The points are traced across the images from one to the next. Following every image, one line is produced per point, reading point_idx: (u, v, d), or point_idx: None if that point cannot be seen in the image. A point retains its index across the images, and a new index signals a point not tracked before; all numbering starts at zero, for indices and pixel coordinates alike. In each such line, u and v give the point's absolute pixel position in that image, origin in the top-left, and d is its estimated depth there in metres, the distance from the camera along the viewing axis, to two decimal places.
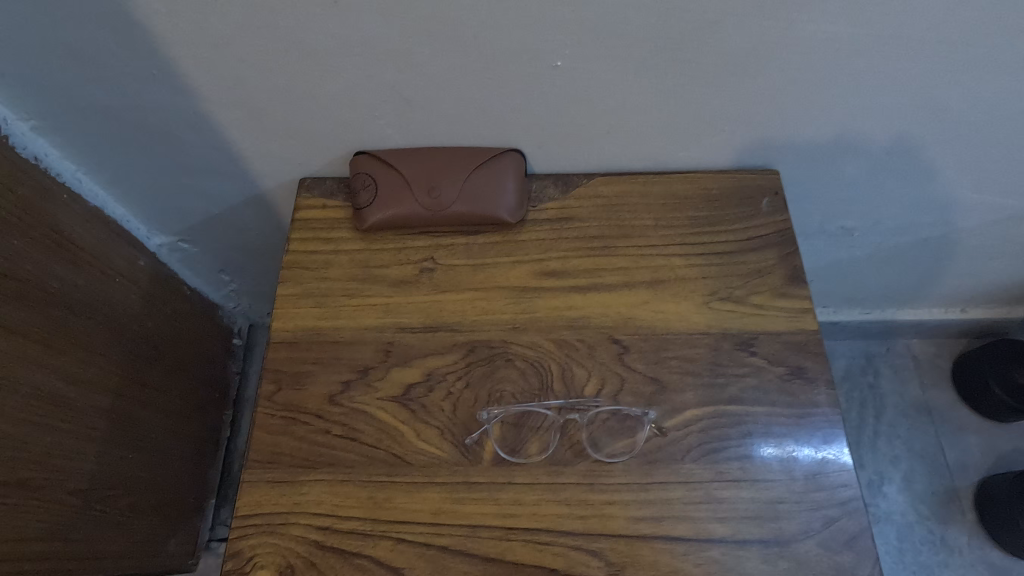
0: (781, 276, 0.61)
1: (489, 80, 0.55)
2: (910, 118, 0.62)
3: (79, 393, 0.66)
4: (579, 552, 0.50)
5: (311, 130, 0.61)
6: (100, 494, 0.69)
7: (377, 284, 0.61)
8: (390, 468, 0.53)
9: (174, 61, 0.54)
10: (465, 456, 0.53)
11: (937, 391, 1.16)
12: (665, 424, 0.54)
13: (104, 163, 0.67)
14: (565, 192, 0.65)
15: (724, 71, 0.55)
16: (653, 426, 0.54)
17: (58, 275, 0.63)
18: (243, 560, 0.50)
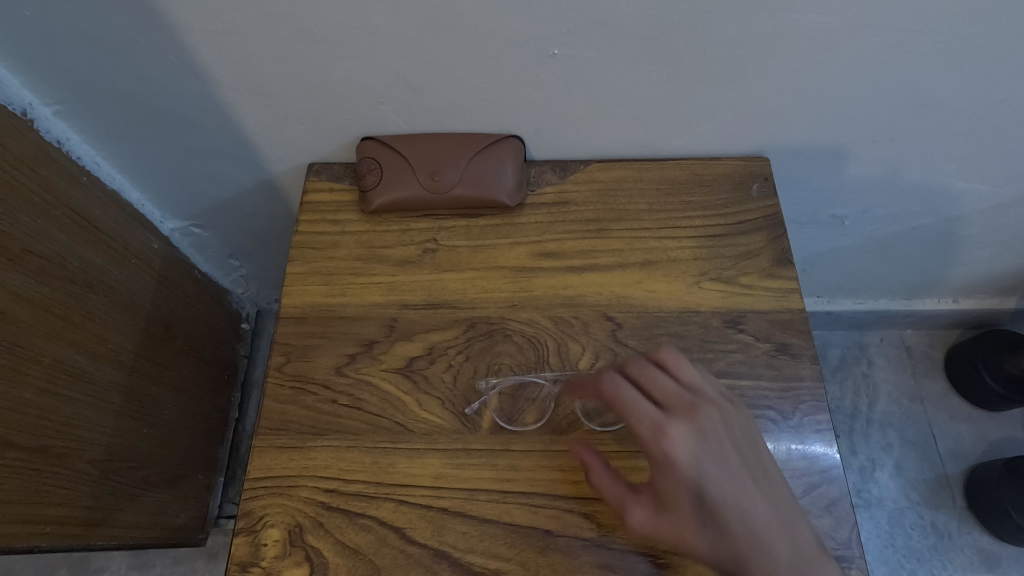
0: (769, 257, 0.63)
1: (489, 68, 0.58)
2: (897, 106, 0.64)
3: (98, 368, 0.69)
4: (573, 515, 0.52)
5: (320, 116, 0.64)
6: (116, 465, 0.72)
7: (382, 263, 0.64)
8: (393, 436, 0.55)
9: (191, 48, 0.57)
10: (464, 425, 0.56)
11: (929, 380, 1.18)
12: None
13: (122, 147, 0.70)
14: (563, 178, 0.68)
15: (716, 60, 0.58)
16: None
17: (78, 254, 0.66)
18: (254, 519, 0.52)
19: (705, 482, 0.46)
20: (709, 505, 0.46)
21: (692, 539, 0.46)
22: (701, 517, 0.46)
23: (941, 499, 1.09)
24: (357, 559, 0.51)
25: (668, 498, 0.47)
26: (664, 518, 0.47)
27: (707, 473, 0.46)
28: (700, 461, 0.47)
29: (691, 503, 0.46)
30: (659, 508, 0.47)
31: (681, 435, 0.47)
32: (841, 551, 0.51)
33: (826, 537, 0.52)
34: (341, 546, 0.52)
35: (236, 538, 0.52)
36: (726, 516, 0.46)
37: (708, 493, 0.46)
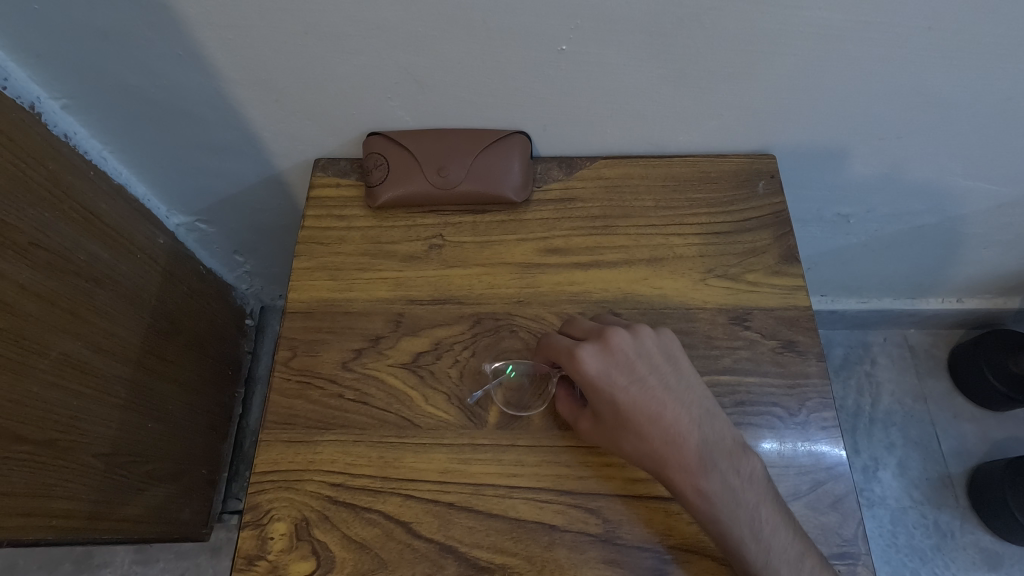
0: (775, 255, 0.63)
1: (496, 64, 0.58)
2: (903, 104, 0.64)
3: (104, 362, 0.69)
4: (578, 511, 0.52)
5: (326, 111, 0.64)
6: (122, 459, 0.72)
7: (389, 258, 0.64)
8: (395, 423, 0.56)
9: (199, 43, 0.57)
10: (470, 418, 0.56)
11: (932, 380, 1.18)
12: None
13: (129, 142, 0.70)
14: (568, 174, 0.68)
15: (723, 55, 0.57)
16: None
17: (84, 247, 0.66)
18: (261, 513, 0.53)
19: (619, 393, 0.50)
20: (626, 415, 0.50)
21: (619, 444, 0.51)
22: (615, 423, 0.51)
23: (944, 498, 1.09)
24: (363, 552, 0.51)
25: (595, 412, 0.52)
26: (598, 429, 0.52)
27: (617, 382, 0.51)
28: (613, 378, 0.51)
29: (613, 415, 0.51)
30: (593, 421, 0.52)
31: (593, 355, 0.51)
32: (846, 548, 0.52)
33: (831, 533, 0.52)
34: (347, 540, 0.52)
35: (243, 531, 0.52)
36: (640, 423, 0.50)
37: (622, 402, 0.50)
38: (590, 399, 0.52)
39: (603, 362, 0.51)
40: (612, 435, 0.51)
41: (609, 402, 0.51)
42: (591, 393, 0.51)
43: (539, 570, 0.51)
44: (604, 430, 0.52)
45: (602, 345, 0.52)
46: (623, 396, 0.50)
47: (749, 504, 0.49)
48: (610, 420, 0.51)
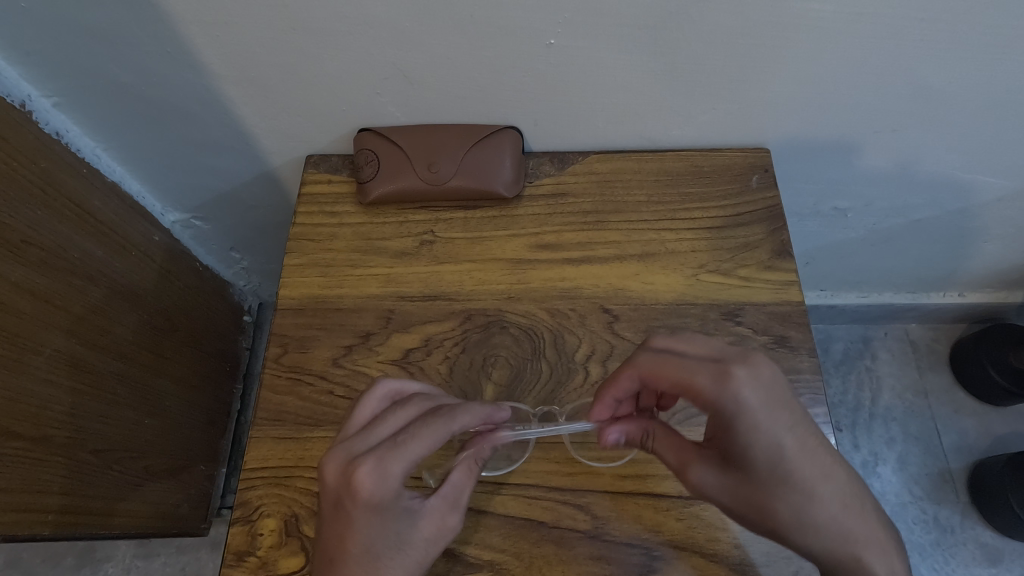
0: (768, 250, 0.63)
1: (485, 58, 0.57)
2: (900, 95, 0.63)
3: (99, 358, 0.70)
4: (567, 507, 0.52)
5: (317, 107, 0.64)
6: (119, 455, 0.73)
7: (380, 254, 0.64)
8: (459, 406, 0.49)
9: (188, 40, 0.57)
10: (496, 409, 0.52)
11: (933, 375, 1.17)
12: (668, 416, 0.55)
13: (121, 139, 0.70)
14: (561, 169, 0.67)
15: (716, 49, 0.57)
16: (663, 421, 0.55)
17: (78, 245, 0.67)
18: (250, 509, 0.53)
19: (774, 436, 0.45)
20: (779, 451, 0.45)
21: (766, 489, 0.46)
22: (771, 458, 0.45)
23: (944, 494, 1.08)
24: None
25: (730, 456, 0.46)
26: (729, 476, 0.47)
27: (773, 418, 0.45)
28: (768, 409, 0.45)
29: (766, 459, 0.45)
30: (720, 466, 0.48)
31: (746, 379, 0.45)
32: None
33: None
34: None
35: (233, 528, 0.52)
36: (803, 464, 0.45)
37: (781, 439, 0.45)
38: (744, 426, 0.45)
39: (764, 384, 0.45)
40: (758, 478, 0.46)
41: (764, 437, 0.45)
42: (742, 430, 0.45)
43: (527, 566, 0.51)
44: (738, 478, 0.47)
45: (746, 372, 0.45)
46: (781, 434, 0.45)
47: (861, 528, 0.47)
48: (763, 457, 0.45)
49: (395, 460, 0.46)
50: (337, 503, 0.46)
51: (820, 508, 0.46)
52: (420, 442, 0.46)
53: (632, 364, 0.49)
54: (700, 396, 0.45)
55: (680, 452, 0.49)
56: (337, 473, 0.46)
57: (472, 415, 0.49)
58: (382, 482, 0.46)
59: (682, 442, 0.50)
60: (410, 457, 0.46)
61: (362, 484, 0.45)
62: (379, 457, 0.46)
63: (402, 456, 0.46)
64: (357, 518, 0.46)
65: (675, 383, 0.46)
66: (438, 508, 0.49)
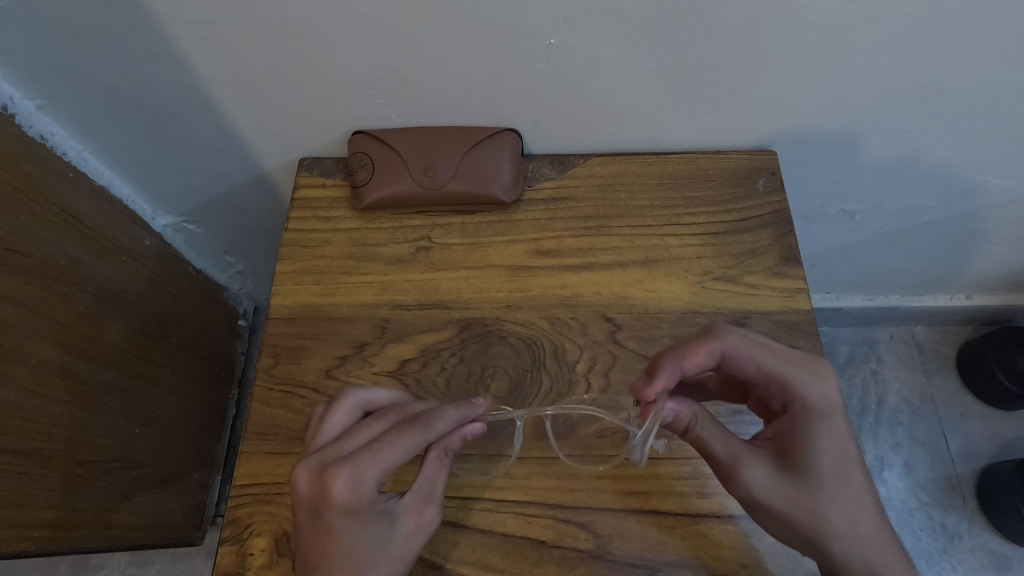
0: (775, 256, 0.61)
1: (483, 59, 0.55)
2: (912, 95, 0.60)
3: (88, 367, 0.68)
4: (568, 526, 0.51)
5: (310, 110, 0.62)
6: (108, 465, 0.71)
7: (375, 261, 0.62)
8: (432, 411, 0.49)
9: (175, 41, 0.55)
10: (471, 407, 0.51)
11: (940, 378, 1.15)
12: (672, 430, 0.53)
13: (108, 142, 0.68)
14: (561, 172, 0.65)
15: (722, 48, 0.55)
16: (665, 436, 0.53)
17: (64, 251, 0.65)
18: (240, 528, 0.51)
19: (839, 441, 0.47)
20: (841, 454, 0.47)
21: (823, 489, 0.46)
22: (834, 461, 0.47)
23: (951, 500, 1.06)
24: None
25: (793, 450, 0.47)
26: (787, 473, 0.47)
27: (840, 422, 0.47)
28: (839, 412, 0.47)
29: (830, 456, 0.47)
30: (775, 463, 0.47)
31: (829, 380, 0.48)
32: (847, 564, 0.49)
33: None
34: None
35: (222, 547, 0.51)
36: (856, 472, 0.47)
37: (843, 444, 0.47)
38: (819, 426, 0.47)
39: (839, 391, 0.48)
40: (818, 482, 0.46)
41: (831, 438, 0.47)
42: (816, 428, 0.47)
43: None
44: (796, 475, 0.47)
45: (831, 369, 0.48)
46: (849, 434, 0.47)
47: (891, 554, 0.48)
48: (825, 459, 0.47)
49: (370, 467, 0.45)
50: (314, 512, 0.45)
51: (867, 515, 0.47)
52: (395, 448, 0.46)
53: (717, 338, 0.48)
54: (793, 390, 0.47)
55: (732, 445, 0.47)
56: (312, 481, 0.45)
57: (444, 419, 0.48)
58: (356, 489, 0.45)
59: (732, 436, 0.48)
60: (383, 463, 0.46)
61: (337, 493, 0.44)
62: (352, 465, 0.45)
63: (376, 462, 0.45)
64: (336, 525, 0.46)
65: (760, 366, 0.47)
66: (414, 504, 0.49)
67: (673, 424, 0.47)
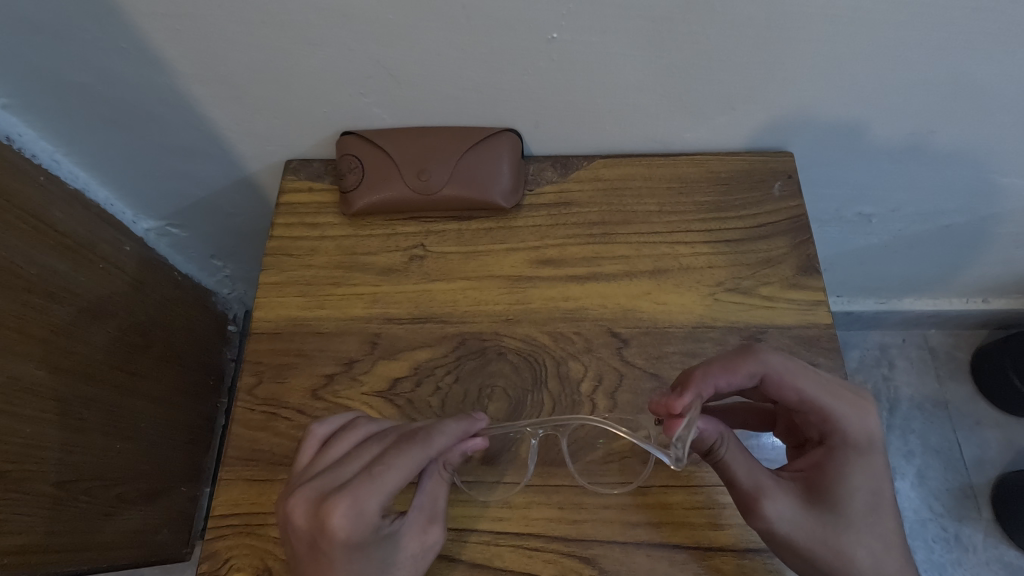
0: (792, 266, 0.57)
1: (479, 54, 0.51)
2: (942, 94, 0.56)
3: (63, 383, 0.64)
4: (572, 560, 0.48)
5: (295, 109, 0.58)
6: (87, 484, 0.67)
7: (365, 271, 0.58)
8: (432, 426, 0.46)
9: (145, 35, 0.51)
10: (471, 421, 0.48)
11: (954, 384, 1.11)
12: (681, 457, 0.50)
13: (82, 143, 0.64)
14: (564, 175, 0.61)
15: (737, 42, 0.50)
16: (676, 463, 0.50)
17: (36, 260, 0.61)
18: (220, 562, 0.48)
19: (873, 479, 0.45)
20: (875, 493, 0.45)
21: (851, 526, 0.44)
22: (866, 499, 0.45)
23: (965, 511, 1.03)
24: None
25: (825, 483, 0.45)
26: (814, 509, 0.45)
27: (878, 461, 0.46)
28: (877, 450, 0.46)
29: (861, 495, 0.45)
30: (802, 498, 0.45)
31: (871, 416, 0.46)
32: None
33: None
34: None
35: None
36: (887, 513, 0.45)
37: (877, 483, 0.45)
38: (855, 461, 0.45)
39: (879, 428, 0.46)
40: (848, 519, 0.44)
41: (867, 476, 0.45)
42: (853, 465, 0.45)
43: None
44: (825, 510, 0.44)
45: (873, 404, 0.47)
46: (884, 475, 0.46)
47: None
48: (857, 496, 0.45)
49: (372, 494, 0.42)
50: (311, 544, 0.42)
51: (894, 558, 0.45)
52: (398, 471, 0.43)
53: (758, 358, 0.45)
54: (834, 421, 0.45)
55: (758, 475, 0.45)
56: (308, 513, 0.42)
57: (447, 434, 0.46)
58: (358, 519, 0.41)
59: (756, 463, 0.46)
60: (386, 489, 0.42)
61: (337, 527, 0.41)
62: (353, 494, 0.42)
63: (379, 489, 0.42)
64: (335, 559, 0.42)
65: (800, 392, 0.45)
66: (416, 523, 0.46)
67: (699, 443, 0.45)
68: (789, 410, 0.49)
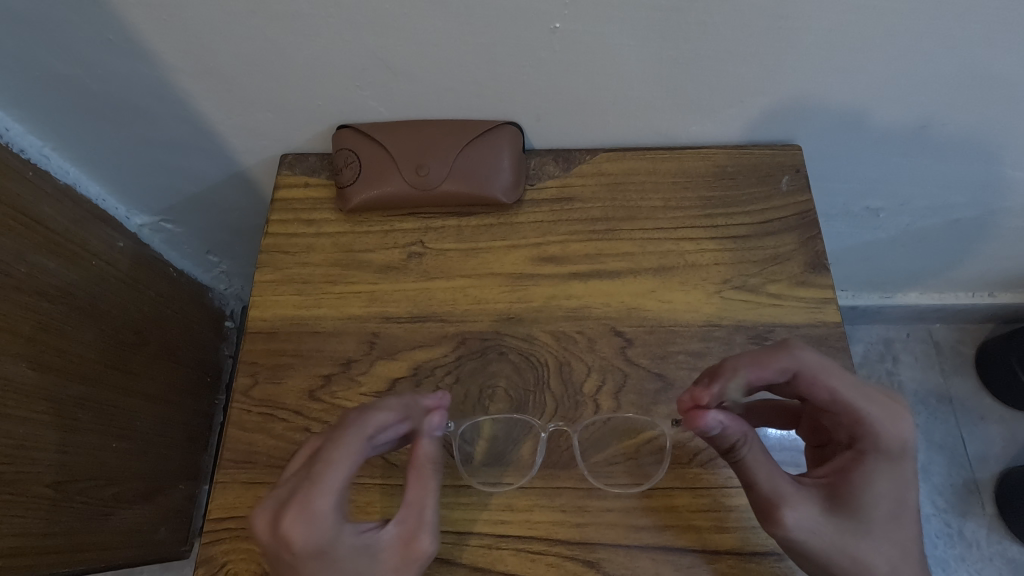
0: (800, 263, 0.56)
1: (479, 45, 0.49)
2: (955, 84, 0.54)
3: (55, 382, 0.63)
4: (575, 564, 0.47)
5: (289, 102, 0.56)
6: (83, 484, 0.66)
7: (363, 269, 0.57)
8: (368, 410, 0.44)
9: (134, 26, 0.49)
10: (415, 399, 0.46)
11: (959, 379, 1.09)
12: (686, 460, 0.49)
13: (72, 137, 0.62)
14: (566, 170, 0.60)
15: (744, 31, 0.49)
16: (680, 467, 0.49)
17: (25, 258, 0.59)
18: (215, 567, 0.47)
19: (900, 488, 0.44)
20: (898, 502, 0.44)
21: (872, 535, 0.43)
22: (889, 507, 0.43)
23: (970, 505, 1.01)
24: None
25: (849, 490, 0.44)
26: (834, 516, 0.43)
27: (906, 469, 0.44)
28: (906, 458, 0.44)
29: (886, 502, 0.44)
30: (823, 504, 0.44)
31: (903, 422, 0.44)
32: None
33: None
34: None
35: None
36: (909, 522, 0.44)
37: (905, 493, 0.44)
38: (883, 468, 0.44)
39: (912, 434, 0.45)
40: (869, 527, 0.43)
41: (892, 484, 0.44)
42: (880, 471, 0.44)
43: None
44: (846, 517, 0.43)
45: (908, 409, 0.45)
46: (911, 483, 0.44)
47: None
48: (881, 505, 0.43)
49: (321, 494, 0.40)
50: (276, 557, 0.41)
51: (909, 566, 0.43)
52: (342, 467, 0.41)
53: (792, 355, 0.45)
54: (864, 426, 0.44)
55: (778, 480, 0.43)
56: (269, 525, 0.40)
57: (381, 414, 0.44)
58: (313, 524, 0.40)
59: (778, 469, 0.44)
60: (336, 486, 0.40)
61: (292, 533, 0.39)
62: (300, 498, 0.40)
63: (327, 488, 0.40)
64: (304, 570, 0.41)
65: (833, 392, 0.44)
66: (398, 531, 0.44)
67: (720, 441, 0.43)
68: (817, 412, 0.48)
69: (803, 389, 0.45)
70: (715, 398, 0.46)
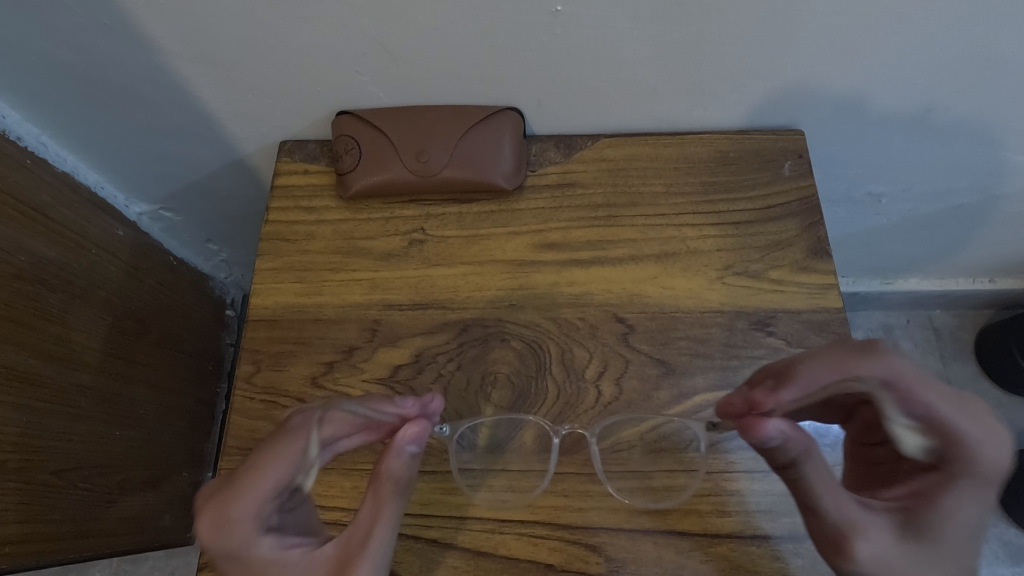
0: (802, 249, 0.56)
1: (479, 29, 0.49)
2: (961, 67, 0.53)
3: (57, 371, 0.63)
4: (577, 548, 0.47)
5: (287, 88, 0.55)
6: (87, 472, 0.67)
7: (364, 257, 0.57)
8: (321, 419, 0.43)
9: (129, 11, 0.49)
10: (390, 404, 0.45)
11: (958, 365, 1.09)
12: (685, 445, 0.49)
13: (69, 125, 0.62)
14: (567, 156, 0.59)
15: (746, 14, 0.48)
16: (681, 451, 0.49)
17: (25, 247, 0.59)
18: None
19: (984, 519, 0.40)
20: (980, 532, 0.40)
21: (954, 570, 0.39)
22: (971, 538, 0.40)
23: None
24: None
25: (930, 517, 0.40)
26: (913, 548, 0.39)
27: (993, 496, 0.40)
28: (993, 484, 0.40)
29: (969, 534, 0.40)
30: (900, 530, 0.40)
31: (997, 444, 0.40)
32: None
33: None
34: None
35: None
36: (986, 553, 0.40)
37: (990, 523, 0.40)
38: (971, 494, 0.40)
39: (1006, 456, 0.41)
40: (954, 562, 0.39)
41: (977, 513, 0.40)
42: (965, 498, 0.40)
43: None
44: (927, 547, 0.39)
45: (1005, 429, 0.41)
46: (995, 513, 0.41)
47: None
48: (962, 536, 0.40)
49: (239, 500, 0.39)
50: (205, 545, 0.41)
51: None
52: (268, 475, 0.39)
53: (884, 359, 0.40)
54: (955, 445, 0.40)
55: (849, 507, 0.40)
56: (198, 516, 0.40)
57: (330, 423, 0.44)
58: (226, 526, 0.39)
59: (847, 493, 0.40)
60: (262, 492, 0.39)
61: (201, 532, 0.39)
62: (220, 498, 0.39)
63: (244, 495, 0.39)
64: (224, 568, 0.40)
65: (928, 407, 0.40)
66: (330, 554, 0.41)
67: (779, 453, 0.40)
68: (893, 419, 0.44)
69: (880, 399, 0.41)
70: (781, 405, 0.43)
